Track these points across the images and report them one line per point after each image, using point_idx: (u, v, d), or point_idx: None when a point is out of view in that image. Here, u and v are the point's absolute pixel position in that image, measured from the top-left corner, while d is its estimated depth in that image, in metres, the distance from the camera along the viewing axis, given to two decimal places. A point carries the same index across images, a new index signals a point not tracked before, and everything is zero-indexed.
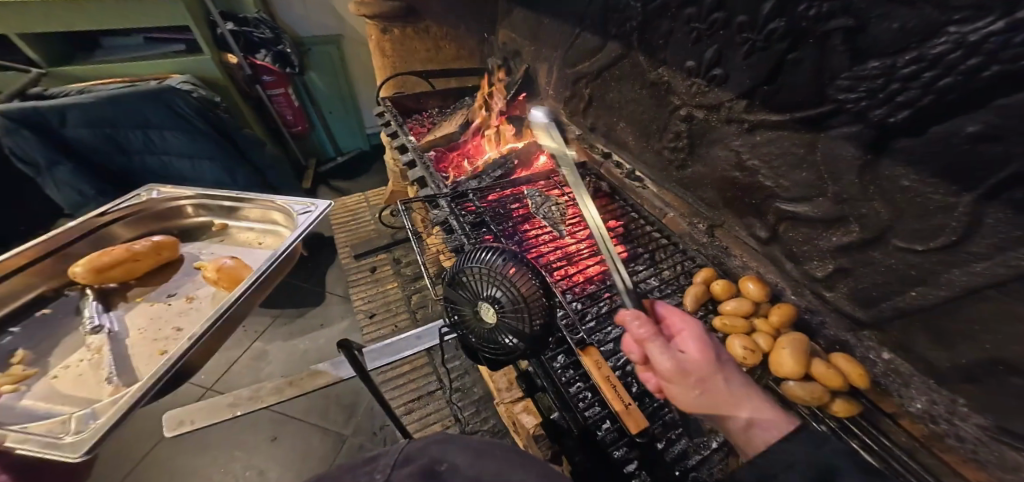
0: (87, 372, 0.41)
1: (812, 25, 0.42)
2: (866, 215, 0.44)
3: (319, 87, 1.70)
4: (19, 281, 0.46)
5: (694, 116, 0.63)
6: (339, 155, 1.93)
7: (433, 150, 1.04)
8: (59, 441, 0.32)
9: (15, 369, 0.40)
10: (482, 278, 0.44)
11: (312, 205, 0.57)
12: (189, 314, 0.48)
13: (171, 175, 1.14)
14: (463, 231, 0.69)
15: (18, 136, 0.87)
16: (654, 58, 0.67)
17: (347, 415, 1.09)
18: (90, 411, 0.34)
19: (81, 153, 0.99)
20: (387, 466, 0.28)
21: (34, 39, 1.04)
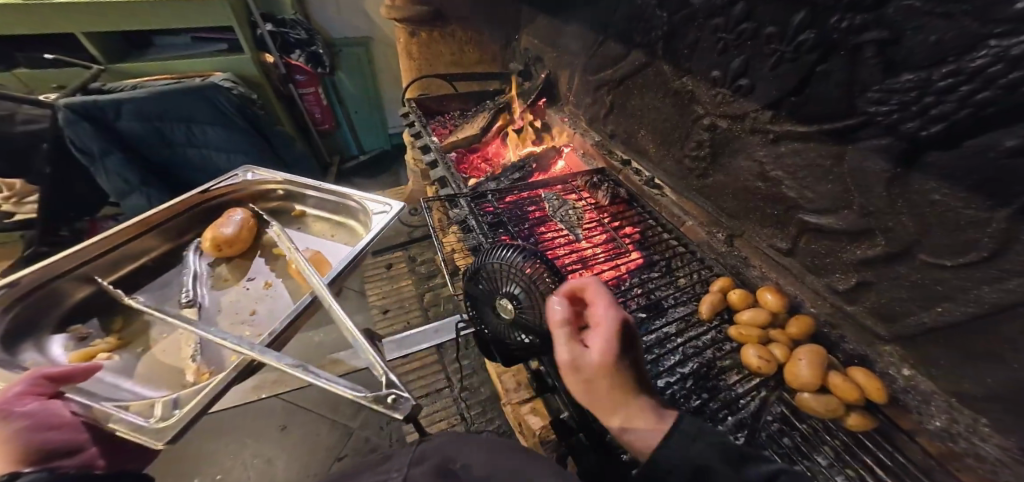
0: (174, 347, 0.47)
1: (844, 37, 0.42)
2: (893, 229, 0.44)
3: (347, 87, 1.76)
4: (126, 250, 0.53)
5: (717, 126, 0.63)
6: (361, 153, 1.99)
7: (455, 151, 1.07)
8: (144, 423, 0.35)
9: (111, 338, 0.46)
10: (502, 274, 0.45)
11: (387, 205, 0.62)
12: (265, 300, 0.54)
13: (209, 167, 1.19)
14: (481, 230, 0.71)
15: (78, 127, 0.94)
16: (679, 67, 0.68)
17: (355, 409, 1.12)
18: (173, 399, 0.37)
19: (131, 145, 1.05)
20: (404, 467, 0.29)
21: (96, 38, 1.11)
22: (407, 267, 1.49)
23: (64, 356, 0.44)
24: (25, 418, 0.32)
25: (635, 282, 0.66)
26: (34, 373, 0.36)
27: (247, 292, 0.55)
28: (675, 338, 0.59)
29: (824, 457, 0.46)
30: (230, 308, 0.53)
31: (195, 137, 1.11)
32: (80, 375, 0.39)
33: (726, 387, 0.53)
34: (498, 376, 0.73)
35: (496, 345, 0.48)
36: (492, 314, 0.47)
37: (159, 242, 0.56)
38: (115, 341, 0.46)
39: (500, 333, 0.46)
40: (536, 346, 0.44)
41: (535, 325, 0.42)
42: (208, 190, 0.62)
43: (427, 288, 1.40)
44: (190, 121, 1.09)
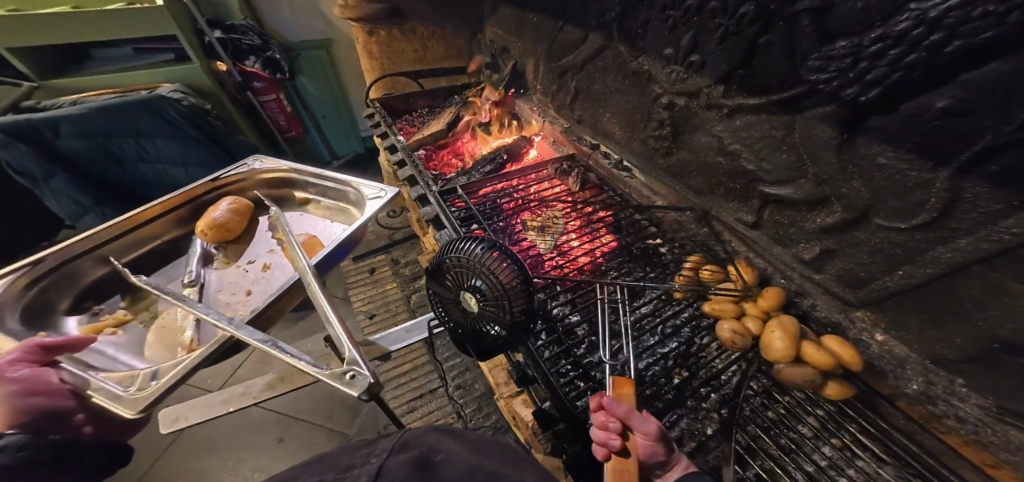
0: (170, 327, 0.48)
1: (780, 7, 0.42)
2: (848, 195, 0.44)
3: (310, 92, 1.72)
4: (142, 234, 0.55)
5: (676, 104, 0.62)
6: (334, 159, 1.95)
7: (422, 149, 1.04)
8: (122, 394, 0.36)
9: (121, 314, 0.48)
10: (464, 268, 0.44)
11: (382, 191, 0.61)
12: (262, 283, 0.53)
13: (168, 183, 1.15)
14: (452, 226, 0.70)
15: (13, 149, 0.88)
16: (634, 48, 0.67)
17: (352, 416, 1.11)
18: (155, 370, 0.38)
19: (78, 166, 1.00)
20: (384, 452, 0.28)
21: (22, 53, 1.05)
22: (391, 270, 1.48)
23: (75, 328, 0.47)
24: (13, 384, 0.34)
25: (609, 267, 0.66)
26: (30, 341, 0.38)
27: (245, 274, 0.55)
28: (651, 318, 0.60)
29: (809, 428, 0.48)
30: (230, 289, 0.53)
31: (148, 152, 1.07)
32: (73, 345, 0.40)
33: (705, 365, 0.55)
34: (488, 373, 0.72)
35: (468, 339, 0.47)
36: (459, 308, 0.46)
37: (174, 227, 0.58)
38: (121, 317, 0.48)
39: (469, 327, 0.46)
40: (504, 338, 0.43)
41: (500, 316, 0.42)
42: (217, 178, 0.63)
43: (413, 290, 1.39)
44: (140, 135, 1.04)
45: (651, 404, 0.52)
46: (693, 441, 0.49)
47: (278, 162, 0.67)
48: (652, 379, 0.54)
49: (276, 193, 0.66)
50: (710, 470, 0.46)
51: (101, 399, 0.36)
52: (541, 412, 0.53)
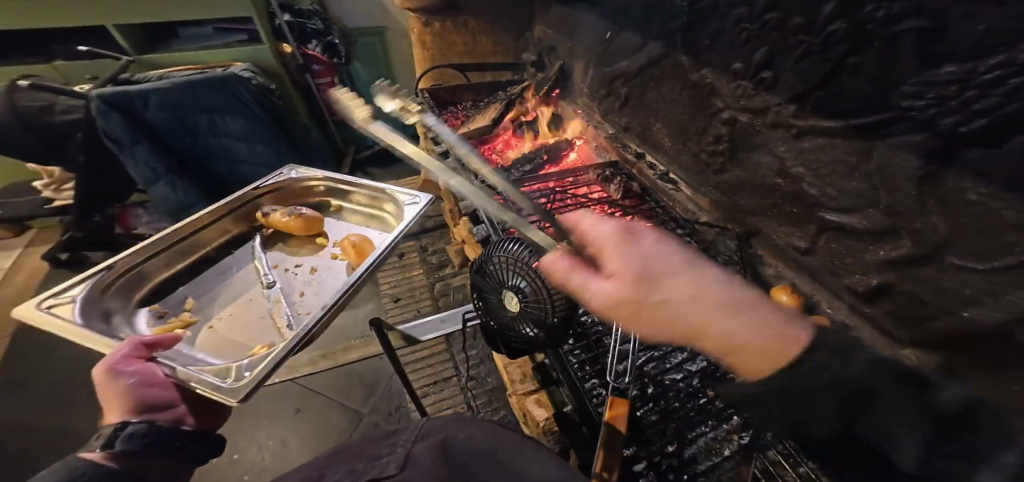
0: (255, 322, 0.55)
1: (879, 26, 0.39)
2: (921, 230, 0.42)
3: (362, 77, 1.78)
4: (193, 243, 0.61)
5: (738, 120, 0.61)
6: (376, 143, 2.00)
7: (467, 142, 1.07)
8: (223, 384, 0.40)
9: (186, 316, 0.54)
10: (508, 267, 0.45)
11: (417, 198, 0.66)
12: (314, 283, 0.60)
13: (227, 156, 1.21)
14: (490, 222, 0.71)
15: (108, 117, 0.97)
16: (697, 60, 0.66)
17: (366, 395, 1.15)
18: (246, 363, 0.42)
19: (157, 134, 1.09)
20: (409, 440, 0.31)
21: (127, 30, 1.16)
22: (418, 256, 1.52)
23: (146, 327, 0.52)
24: (131, 376, 0.39)
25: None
26: (133, 339, 0.42)
27: (295, 277, 0.61)
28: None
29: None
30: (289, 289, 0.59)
31: (217, 127, 1.14)
32: (167, 344, 0.44)
33: (732, 386, 0.54)
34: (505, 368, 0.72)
35: (501, 334, 0.49)
36: (499, 305, 0.47)
37: (219, 234, 0.64)
38: (186, 320, 0.54)
39: (505, 324, 0.47)
40: (540, 338, 0.44)
41: (542, 319, 0.43)
42: (257, 187, 0.68)
43: (438, 278, 1.42)
44: (212, 112, 1.11)
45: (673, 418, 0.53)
46: (709, 459, 0.50)
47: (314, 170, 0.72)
48: (674, 395, 0.55)
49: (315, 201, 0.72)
50: None
51: (207, 389, 0.40)
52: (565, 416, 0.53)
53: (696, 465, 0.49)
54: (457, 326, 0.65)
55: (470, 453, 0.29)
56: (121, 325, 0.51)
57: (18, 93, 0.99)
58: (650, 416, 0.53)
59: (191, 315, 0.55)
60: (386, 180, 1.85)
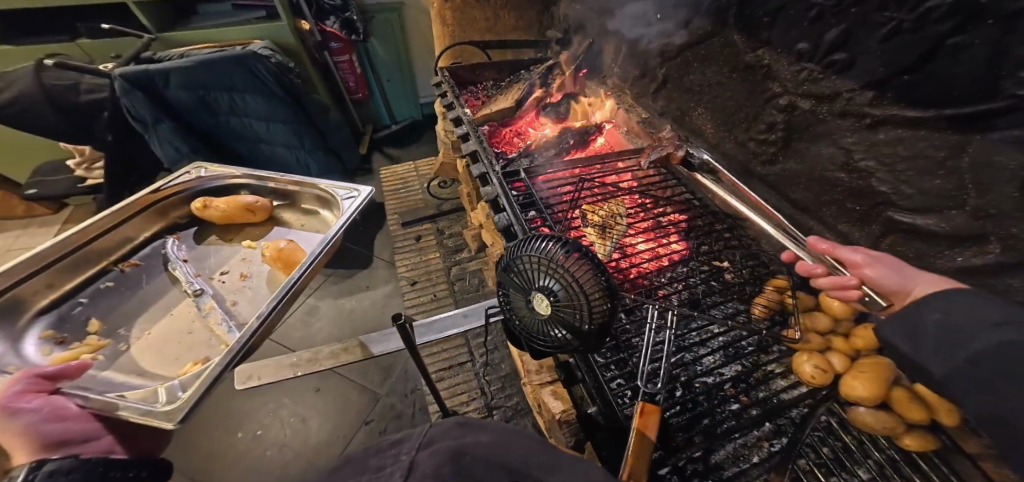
0: (169, 341, 0.50)
1: (994, 2, 0.34)
2: (1016, 237, 0.37)
3: (380, 56, 1.74)
4: (89, 252, 0.54)
5: (798, 106, 0.56)
6: (393, 123, 1.98)
7: (488, 124, 1.04)
8: (156, 410, 0.40)
9: (92, 339, 0.48)
10: (538, 267, 0.43)
11: (356, 191, 0.65)
12: (244, 291, 0.57)
13: (247, 134, 1.22)
14: (513, 210, 0.69)
15: (132, 96, 0.98)
16: (753, 41, 0.61)
17: (383, 377, 1.29)
18: (177, 385, 0.43)
19: (178, 112, 1.09)
20: (413, 449, 0.26)
21: (147, 7, 1.14)
22: (436, 239, 1.51)
23: (42, 359, 0.46)
24: (33, 413, 0.36)
25: (672, 277, 0.63)
26: (26, 373, 0.39)
27: (223, 284, 0.57)
28: (718, 337, 0.59)
29: (873, 471, 0.46)
30: (216, 297, 0.55)
31: (237, 105, 1.14)
32: (69, 374, 0.41)
33: (771, 396, 0.53)
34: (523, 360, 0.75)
35: (526, 334, 0.47)
36: (527, 307, 0.45)
37: (121, 242, 0.58)
38: (95, 343, 0.48)
39: (532, 324, 0.45)
40: (568, 342, 0.42)
41: (573, 323, 0.40)
42: (157, 189, 0.63)
43: (454, 262, 1.42)
44: (233, 90, 1.11)
45: (704, 425, 0.51)
46: (737, 466, 0.48)
47: (227, 168, 0.70)
48: (705, 400, 0.54)
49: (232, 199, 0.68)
50: None
51: (134, 415, 0.39)
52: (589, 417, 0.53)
53: (724, 471, 0.48)
54: (479, 322, 0.64)
55: (483, 462, 0.24)
56: (7, 358, 0.45)
57: (44, 72, 1.00)
58: (676, 419, 0.52)
59: (100, 338, 0.49)
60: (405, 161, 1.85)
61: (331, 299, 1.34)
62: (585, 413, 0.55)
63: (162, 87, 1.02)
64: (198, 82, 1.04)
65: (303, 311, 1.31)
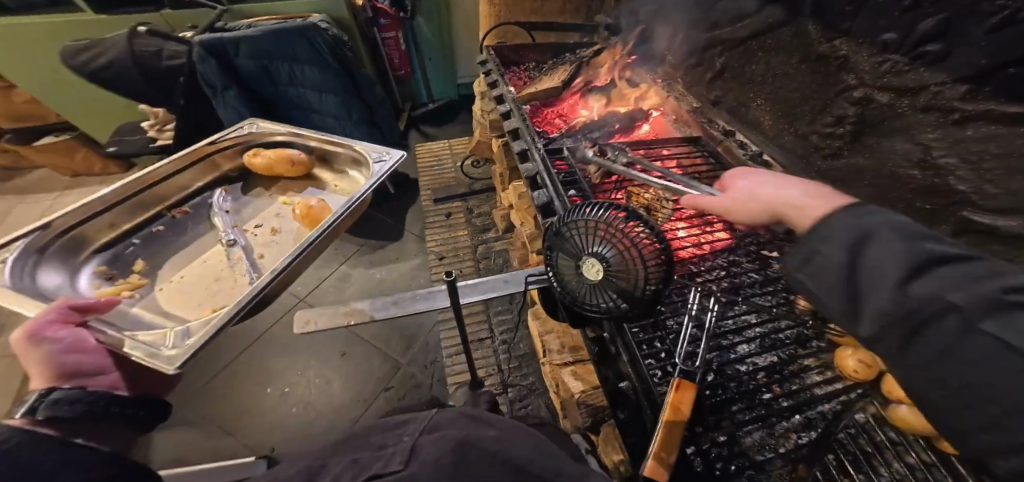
0: (200, 276, 0.64)
1: None
2: None
3: (425, 35, 1.77)
4: (148, 196, 0.68)
5: (874, 98, 0.56)
6: (431, 102, 2.03)
7: (529, 103, 1.06)
8: (157, 353, 0.45)
9: (133, 279, 0.60)
10: (591, 233, 0.45)
11: (384, 154, 0.74)
12: (268, 244, 0.70)
13: (302, 103, 1.27)
14: (554, 188, 0.71)
15: (206, 62, 1.05)
16: (830, 31, 0.62)
17: (405, 346, 1.36)
18: (183, 332, 0.48)
19: (243, 79, 1.16)
20: (416, 432, 0.27)
21: None
22: (464, 218, 1.55)
23: (87, 289, 0.57)
24: (57, 344, 0.42)
25: (712, 266, 0.64)
26: (62, 305, 0.45)
27: (254, 237, 0.71)
28: (755, 327, 0.60)
29: (902, 464, 0.47)
30: (247, 247, 0.68)
31: (296, 76, 1.19)
32: (100, 309, 0.47)
33: (804, 388, 0.54)
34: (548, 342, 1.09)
35: (572, 301, 0.48)
36: (576, 273, 0.46)
37: (179, 188, 0.72)
38: (134, 283, 0.59)
39: (579, 290, 0.47)
40: (621, 312, 0.44)
41: (626, 288, 0.42)
42: (216, 140, 0.77)
43: (481, 241, 1.45)
44: (293, 61, 1.16)
45: (734, 410, 0.52)
46: (763, 454, 0.49)
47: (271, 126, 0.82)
48: (738, 385, 0.55)
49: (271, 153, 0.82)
50: None
51: (138, 356, 0.44)
52: (622, 392, 0.55)
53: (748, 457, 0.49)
54: (520, 288, 0.65)
55: (491, 454, 0.25)
56: (65, 287, 0.56)
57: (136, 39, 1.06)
58: (708, 403, 0.52)
59: (139, 277, 0.61)
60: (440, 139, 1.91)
61: (362, 268, 1.40)
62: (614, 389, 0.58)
63: (232, 54, 1.09)
64: (263, 51, 1.11)
65: (337, 276, 1.37)
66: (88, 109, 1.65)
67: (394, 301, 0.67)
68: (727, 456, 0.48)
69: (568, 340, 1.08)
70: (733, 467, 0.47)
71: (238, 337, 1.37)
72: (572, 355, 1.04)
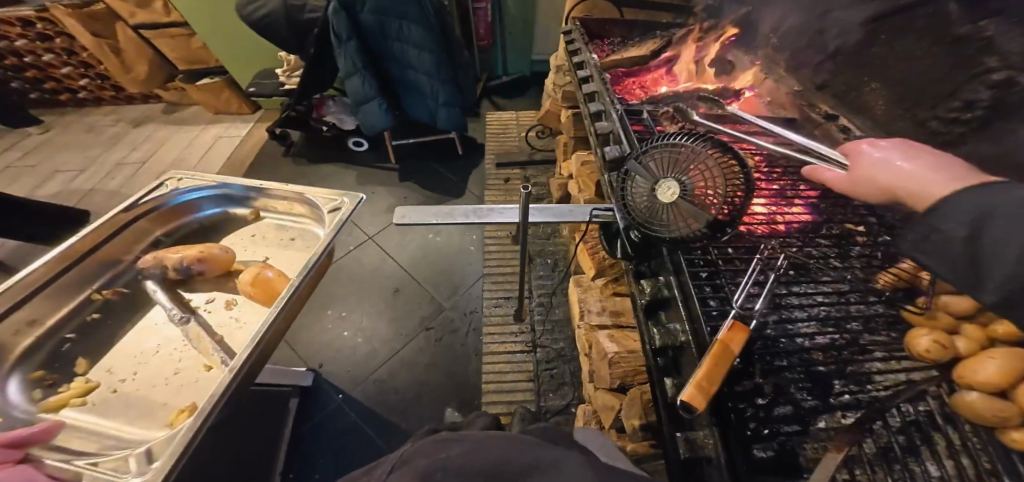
0: (150, 378, 0.67)
1: None
2: None
3: (509, 5, 1.87)
4: (101, 257, 0.75)
5: (1017, 81, 0.57)
6: (504, 74, 2.18)
7: (612, 71, 1.23)
8: (128, 479, 0.47)
9: (82, 382, 0.64)
10: (670, 166, 0.62)
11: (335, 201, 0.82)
12: (228, 322, 0.73)
13: (404, 58, 1.59)
14: (630, 143, 0.80)
15: (339, 16, 1.42)
16: (978, 12, 0.64)
17: (450, 291, 1.63)
18: (146, 455, 0.49)
19: (362, 33, 1.51)
20: (386, 471, 0.36)
21: None
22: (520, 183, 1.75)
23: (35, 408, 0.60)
24: None
25: (779, 241, 0.71)
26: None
27: (209, 312, 0.75)
28: (822, 306, 0.63)
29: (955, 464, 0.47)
30: (206, 326, 0.71)
31: (402, 33, 1.51)
32: (35, 439, 0.49)
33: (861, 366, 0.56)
34: (590, 302, 1.13)
35: (645, 221, 0.63)
36: (655, 197, 0.62)
37: (122, 244, 0.79)
38: (84, 387, 0.64)
39: (654, 211, 0.62)
40: (682, 236, 0.58)
41: (699, 211, 0.57)
42: (137, 202, 0.80)
43: None
44: (402, 19, 1.47)
45: (783, 376, 0.56)
46: (794, 425, 0.52)
47: (186, 177, 0.86)
48: (793, 355, 0.58)
49: (212, 221, 0.90)
50: (802, 455, 0.50)
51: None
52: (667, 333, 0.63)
53: (783, 425, 0.52)
54: (580, 218, 0.78)
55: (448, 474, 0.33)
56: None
57: None
58: (756, 362, 0.57)
59: (87, 380, 0.65)
60: (516, 107, 2.08)
61: None
62: (665, 331, 0.64)
63: (358, 9, 1.44)
64: (381, 8, 1.43)
65: None
66: (244, 51, 2.13)
67: (476, 211, 0.80)
68: (760, 419, 0.53)
69: (611, 305, 1.12)
70: (766, 430, 0.51)
71: (327, 253, 1.75)
72: (613, 319, 1.08)
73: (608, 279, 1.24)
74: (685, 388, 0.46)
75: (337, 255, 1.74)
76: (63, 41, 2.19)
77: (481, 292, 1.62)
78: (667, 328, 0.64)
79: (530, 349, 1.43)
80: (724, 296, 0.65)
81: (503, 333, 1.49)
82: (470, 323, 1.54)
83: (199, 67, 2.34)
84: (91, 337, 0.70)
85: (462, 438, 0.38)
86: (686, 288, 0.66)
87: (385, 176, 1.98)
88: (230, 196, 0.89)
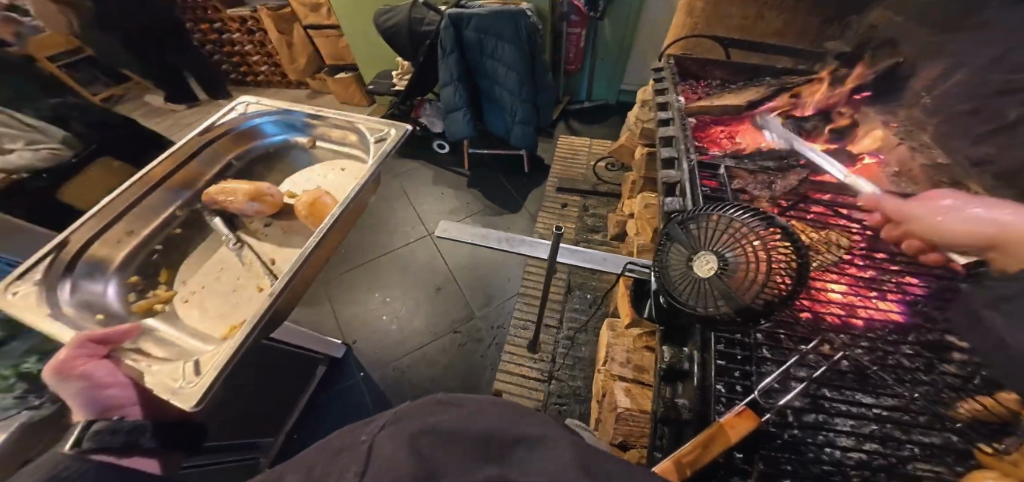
0: (202, 291, 0.84)
1: None
2: None
3: (606, 34, 1.88)
4: (182, 179, 0.96)
5: None
6: (588, 100, 2.20)
7: (696, 117, 1.18)
8: (177, 389, 0.60)
9: (163, 293, 0.82)
10: (715, 233, 0.55)
11: (379, 133, 1.02)
12: (280, 248, 0.92)
13: (494, 74, 1.70)
14: (690, 200, 0.76)
15: (445, 31, 1.57)
16: None
17: (484, 302, 1.67)
18: (196, 368, 0.62)
19: (463, 48, 1.65)
20: (378, 428, 0.32)
21: None
22: (578, 211, 1.72)
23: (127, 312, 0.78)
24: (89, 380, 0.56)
25: (845, 337, 0.66)
26: (84, 336, 0.61)
27: (264, 240, 0.94)
28: (870, 422, 0.58)
29: None
30: (257, 253, 0.90)
31: (498, 52, 1.61)
32: (113, 340, 0.65)
33: None
34: (614, 350, 1.05)
35: (671, 288, 0.56)
36: (687, 263, 0.55)
37: (198, 172, 0.99)
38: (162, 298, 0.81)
39: (684, 278, 0.55)
40: (710, 316, 0.50)
41: (732, 290, 0.49)
42: (213, 126, 1.02)
43: (583, 239, 1.59)
44: (500, 39, 1.57)
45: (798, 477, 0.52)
46: None
47: (254, 108, 1.08)
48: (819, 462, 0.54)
49: (274, 147, 1.11)
50: None
51: (161, 392, 0.60)
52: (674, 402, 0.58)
53: None
54: (612, 269, 0.75)
55: (442, 434, 0.29)
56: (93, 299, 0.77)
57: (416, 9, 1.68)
58: (762, 462, 0.54)
59: (167, 291, 0.83)
60: (592, 134, 2.08)
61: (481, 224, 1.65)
62: (670, 403, 0.59)
63: (464, 26, 1.57)
64: (483, 27, 1.55)
65: None
66: (374, 53, 2.48)
67: (510, 237, 0.81)
68: None
69: (635, 357, 1.01)
70: None
71: (386, 241, 1.91)
72: (633, 373, 0.98)
73: (645, 329, 1.08)
74: (663, 459, 0.48)
75: (394, 245, 1.90)
76: (261, 35, 2.83)
77: (513, 310, 1.62)
78: (670, 403, 0.59)
79: (542, 380, 1.38)
80: (752, 386, 0.58)
81: (524, 356, 1.46)
82: (493, 339, 1.55)
83: (340, 63, 2.79)
84: (171, 249, 0.90)
85: (456, 404, 0.34)
86: (708, 363, 0.58)
87: (455, 181, 2.12)
88: (293, 124, 1.10)
